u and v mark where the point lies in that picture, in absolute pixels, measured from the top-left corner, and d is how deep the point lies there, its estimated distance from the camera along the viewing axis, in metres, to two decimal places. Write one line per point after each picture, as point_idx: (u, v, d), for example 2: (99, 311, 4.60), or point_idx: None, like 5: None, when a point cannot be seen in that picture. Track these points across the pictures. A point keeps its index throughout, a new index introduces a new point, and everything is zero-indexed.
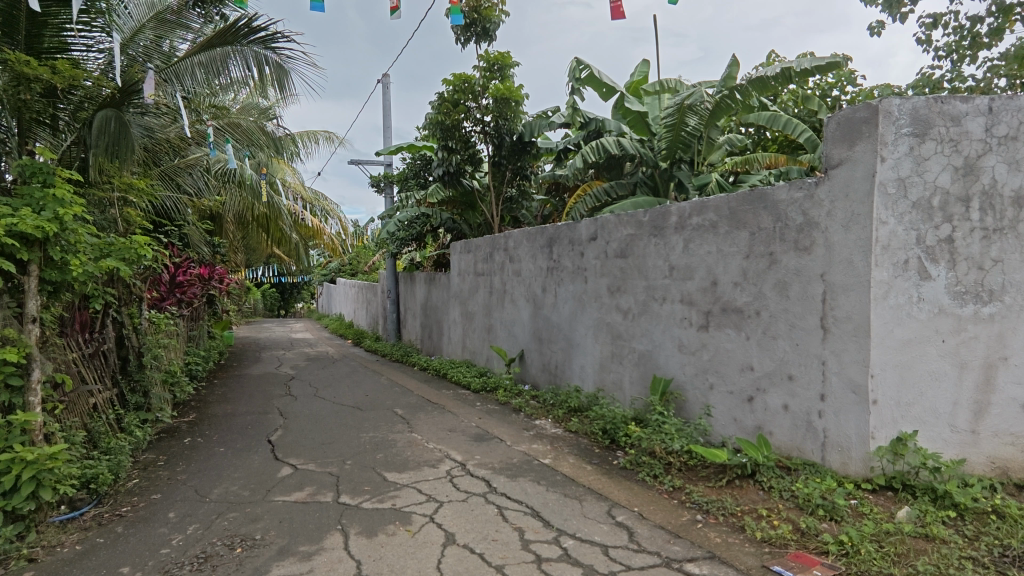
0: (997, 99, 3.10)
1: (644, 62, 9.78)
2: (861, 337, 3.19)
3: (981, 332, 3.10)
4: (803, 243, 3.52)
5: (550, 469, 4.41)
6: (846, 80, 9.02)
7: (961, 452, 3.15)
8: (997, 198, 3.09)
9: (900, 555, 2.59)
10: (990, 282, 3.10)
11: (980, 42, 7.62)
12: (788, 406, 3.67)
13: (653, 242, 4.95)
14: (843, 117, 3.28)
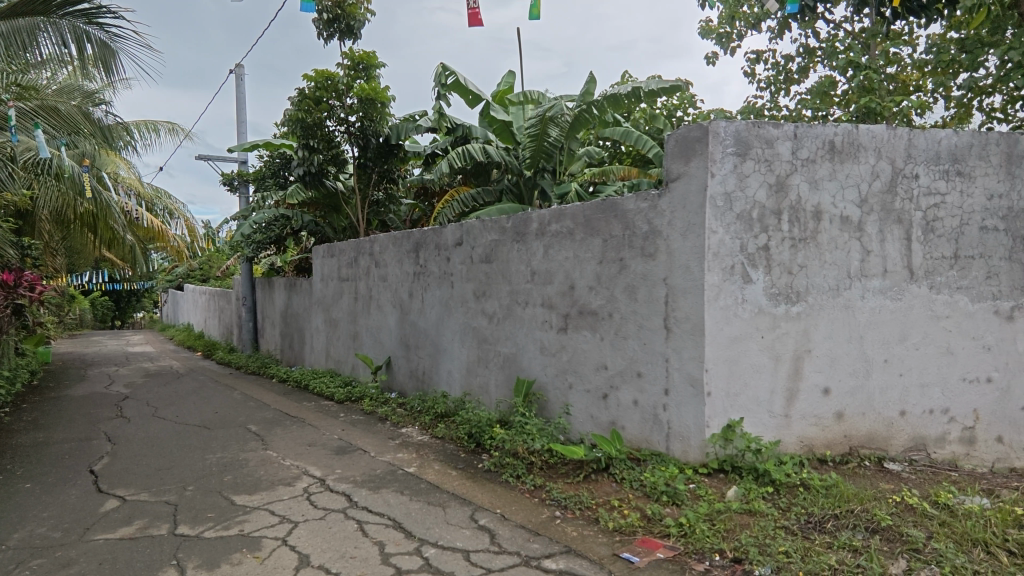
0: (801, 126, 3.54)
1: (509, 73, 10.05)
2: (696, 335, 3.52)
3: (791, 329, 3.53)
4: (649, 249, 3.83)
5: (414, 478, 4.33)
6: (688, 103, 9.97)
7: (778, 434, 3.56)
8: (801, 212, 3.54)
9: (728, 531, 2.87)
10: (797, 285, 3.54)
11: (792, 77, 8.83)
12: (637, 401, 3.95)
13: (515, 248, 5.08)
14: (680, 135, 3.62)
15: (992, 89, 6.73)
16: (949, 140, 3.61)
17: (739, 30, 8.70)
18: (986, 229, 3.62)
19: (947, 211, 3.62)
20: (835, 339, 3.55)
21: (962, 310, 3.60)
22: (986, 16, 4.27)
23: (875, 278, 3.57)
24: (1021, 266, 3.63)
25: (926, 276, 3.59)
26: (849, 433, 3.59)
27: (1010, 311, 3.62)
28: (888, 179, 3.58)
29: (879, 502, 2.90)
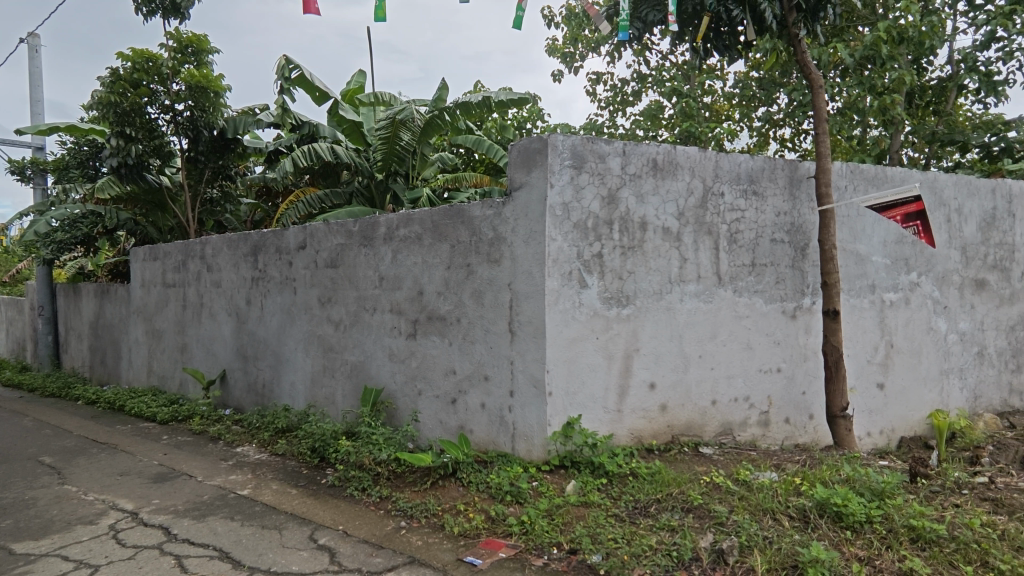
0: (629, 144, 3.86)
1: (360, 73, 9.74)
2: (538, 338, 3.68)
3: (622, 330, 3.83)
4: (494, 255, 3.94)
5: (247, 501, 3.98)
6: (537, 116, 10.42)
7: (611, 428, 3.82)
8: (629, 223, 3.85)
9: (565, 524, 3.02)
10: (627, 289, 3.84)
11: (628, 100, 9.63)
12: (484, 405, 4.02)
13: (362, 252, 4.92)
14: (522, 146, 3.78)
15: (782, 122, 7.91)
16: (747, 164, 4.16)
17: (581, 51, 9.29)
18: (776, 241, 4.23)
19: (747, 225, 4.17)
20: (659, 338, 3.92)
21: (759, 310, 4.17)
22: (775, 60, 5.00)
23: (690, 282, 3.99)
24: (801, 273, 4.29)
25: (730, 281, 4.10)
26: (671, 422, 3.97)
27: (793, 310, 4.27)
28: (700, 196, 4.03)
29: (693, 484, 3.23)
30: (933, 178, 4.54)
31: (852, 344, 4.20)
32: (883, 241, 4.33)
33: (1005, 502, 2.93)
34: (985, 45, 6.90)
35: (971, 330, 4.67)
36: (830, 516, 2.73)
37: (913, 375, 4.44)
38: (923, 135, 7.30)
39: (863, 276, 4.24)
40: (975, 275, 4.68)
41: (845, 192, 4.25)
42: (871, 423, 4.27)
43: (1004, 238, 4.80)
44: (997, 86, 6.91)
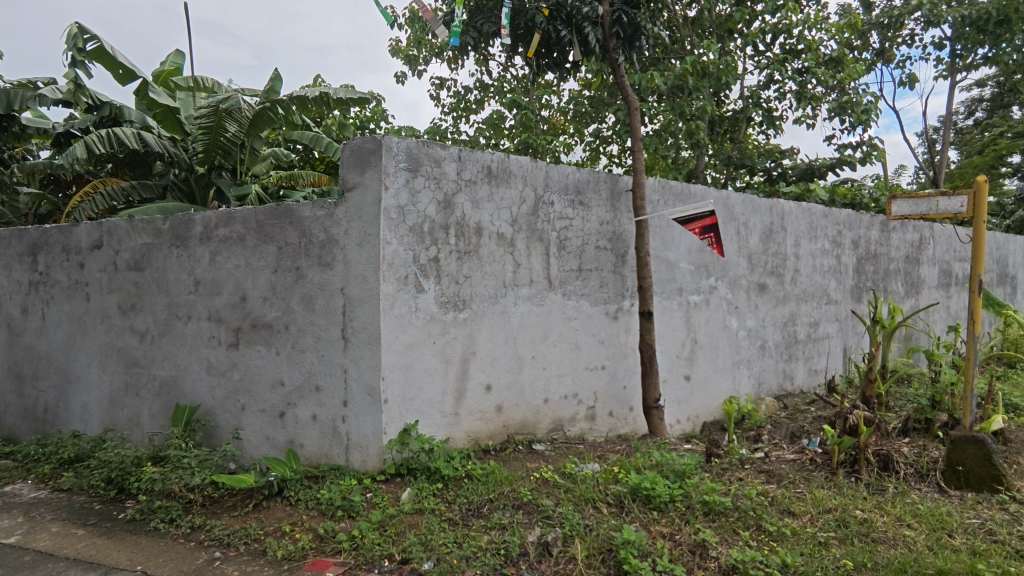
0: (464, 150, 3.91)
1: (177, 53, 8.71)
2: (373, 345, 3.56)
3: (458, 334, 3.85)
4: (326, 258, 3.74)
5: (15, 550, 3.32)
6: (380, 117, 10.13)
7: (448, 432, 3.83)
8: (465, 228, 3.90)
9: (398, 534, 2.96)
10: (463, 294, 3.88)
11: (471, 107, 9.79)
12: (315, 417, 3.79)
13: (174, 253, 4.38)
14: (355, 145, 3.65)
15: (610, 139, 8.59)
16: (574, 175, 4.43)
17: (424, 55, 9.25)
18: (600, 248, 4.56)
19: (574, 232, 4.44)
20: (494, 341, 4.01)
21: (585, 312, 4.47)
22: (599, 81, 5.41)
23: (523, 286, 4.15)
24: (621, 278, 4.67)
25: (560, 285, 4.34)
26: (506, 422, 4.09)
27: (615, 312, 4.64)
28: (532, 204, 4.22)
29: (523, 481, 3.35)
30: (726, 196, 5.23)
31: (663, 342, 4.70)
32: (688, 249, 4.89)
33: (776, 473, 3.46)
34: (766, 86, 8.15)
35: (755, 326, 5.46)
36: (640, 499, 3.01)
37: (712, 366, 5.07)
38: (721, 158, 8.42)
39: (672, 280, 4.76)
40: (758, 280, 5.48)
41: (657, 206, 4.73)
42: (679, 411, 4.80)
43: (779, 249, 5.69)
44: (775, 121, 8.21)
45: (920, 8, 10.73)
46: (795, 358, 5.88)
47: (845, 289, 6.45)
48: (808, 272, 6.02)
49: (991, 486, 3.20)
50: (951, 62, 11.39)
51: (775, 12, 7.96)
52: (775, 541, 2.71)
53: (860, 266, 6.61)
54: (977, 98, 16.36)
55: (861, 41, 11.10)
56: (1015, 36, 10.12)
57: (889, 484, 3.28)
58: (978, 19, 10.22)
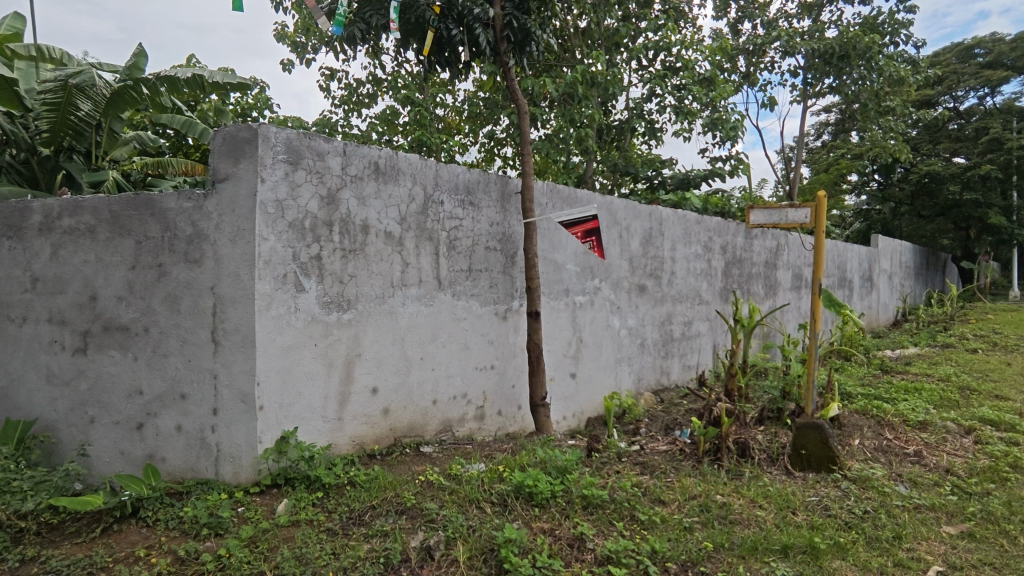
0: (350, 144, 3.76)
1: (16, 17, 7.62)
2: (247, 348, 3.32)
3: (342, 335, 3.70)
4: (193, 255, 3.44)
5: None
6: (264, 105, 9.48)
7: (330, 438, 3.67)
8: (350, 225, 3.75)
9: (270, 549, 2.77)
10: (348, 294, 3.73)
11: (363, 101, 9.46)
12: (180, 427, 3.47)
13: (5, 246, 3.81)
14: (228, 133, 3.39)
15: (504, 141, 8.68)
16: (464, 176, 4.42)
17: (313, 43, 8.81)
18: (489, 249, 4.58)
19: (464, 232, 4.43)
20: (381, 343, 3.90)
21: (474, 312, 4.47)
22: (491, 83, 5.46)
23: (412, 286, 4.07)
24: (510, 279, 4.73)
25: (449, 285, 4.31)
26: (393, 425, 4.00)
27: (504, 312, 4.69)
28: (421, 203, 4.15)
29: (408, 485, 3.28)
30: (610, 202, 5.48)
31: (550, 341, 4.82)
32: (574, 252, 5.07)
33: (650, 464, 3.67)
34: (649, 99, 8.66)
35: (636, 325, 5.77)
36: (523, 496, 3.07)
37: (596, 364, 5.29)
38: (607, 165, 8.82)
39: (559, 281, 4.90)
40: (638, 281, 5.80)
41: (545, 209, 4.85)
42: (565, 408, 4.95)
43: (658, 253, 6.06)
44: (656, 133, 8.75)
45: (778, 39, 11.96)
46: (671, 355, 6.29)
47: (714, 290, 7.00)
48: (682, 275, 6.47)
49: (828, 467, 3.62)
50: (803, 89, 12.79)
51: (656, 30, 8.47)
52: (646, 530, 2.88)
53: (727, 269, 7.21)
54: (825, 122, 18.54)
55: (730, 65, 12.16)
56: (854, 70, 11.56)
57: (746, 469, 3.60)
58: (825, 52, 11.56)
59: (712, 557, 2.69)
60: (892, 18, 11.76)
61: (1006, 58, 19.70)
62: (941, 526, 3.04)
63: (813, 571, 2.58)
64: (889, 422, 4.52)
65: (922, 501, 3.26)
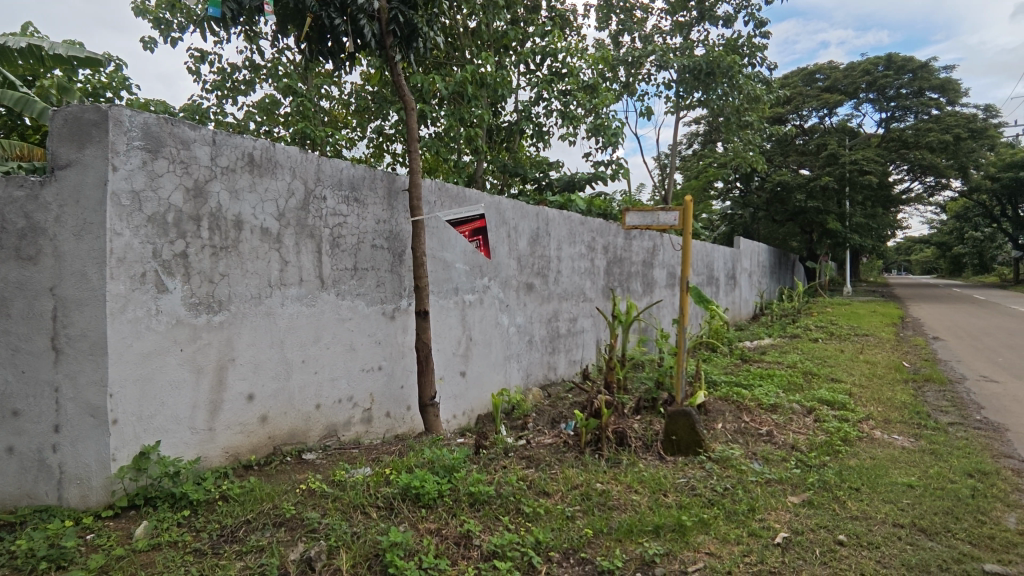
0: (219, 133, 3.49)
1: None
2: (96, 355, 2.97)
3: (213, 338, 3.42)
4: (27, 251, 3.02)
5: None
6: (120, 85, 8.49)
7: (198, 450, 3.38)
8: (220, 220, 3.48)
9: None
10: (218, 294, 3.46)
11: (238, 87, 8.79)
12: (12, 449, 3.04)
13: None
14: (71, 114, 3.02)
15: (393, 137, 8.48)
16: (348, 171, 4.26)
17: (178, 20, 8.04)
18: (376, 247, 4.45)
19: (349, 230, 4.26)
20: (258, 346, 3.65)
21: (360, 313, 4.32)
22: (378, 77, 5.32)
23: (292, 286, 3.85)
24: (399, 277, 4.62)
25: (333, 285, 4.13)
26: (272, 433, 3.77)
27: (392, 312, 4.57)
28: (302, 198, 3.94)
29: (287, 495, 3.11)
30: (498, 202, 5.55)
31: (439, 340, 4.80)
32: (463, 251, 5.07)
33: (535, 457, 3.78)
34: (536, 102, 8.88)
35: (524, 323, 5.90)
36: (410, 498, 3.04)
37: (486, 362, 5.34)
38: (497, 165, 8.93)
39: (448, 280, 4.89)
40: (526, 280, 5.93)
41: (433, 207, 4.81)
42: (455, 407, 4.95)
43: (544, 252, 6.24)
44: (544, 135, 9.00)
45: (654, 53, 12.79)
46: (557, 350, 6.50)
47: (597, 288, 7.34)
48: (568, 273, 6.71)
49: (696, 450, 3.93)
50: (676, 101, 13.78)
51: (543, 36, 8.70)
52: (531, 522, 2.96)
53: (609, 268, 7.60)
54: (695, 133, 20.12)
55: (612, 74, 12.82)
56: (718, 86, 12.65)
57: (624, 457, 3.81)
58: (695, 69, 12.53)
59: (592, 542, 2.82)
60: (750, 41, 13.00)
61: (840, 84, 22.56)
62: (787, 496, 3.42)
63: (681, 547, 2.80)
64: (746, 406, 5.01)
65: (772, 475, 3.66)
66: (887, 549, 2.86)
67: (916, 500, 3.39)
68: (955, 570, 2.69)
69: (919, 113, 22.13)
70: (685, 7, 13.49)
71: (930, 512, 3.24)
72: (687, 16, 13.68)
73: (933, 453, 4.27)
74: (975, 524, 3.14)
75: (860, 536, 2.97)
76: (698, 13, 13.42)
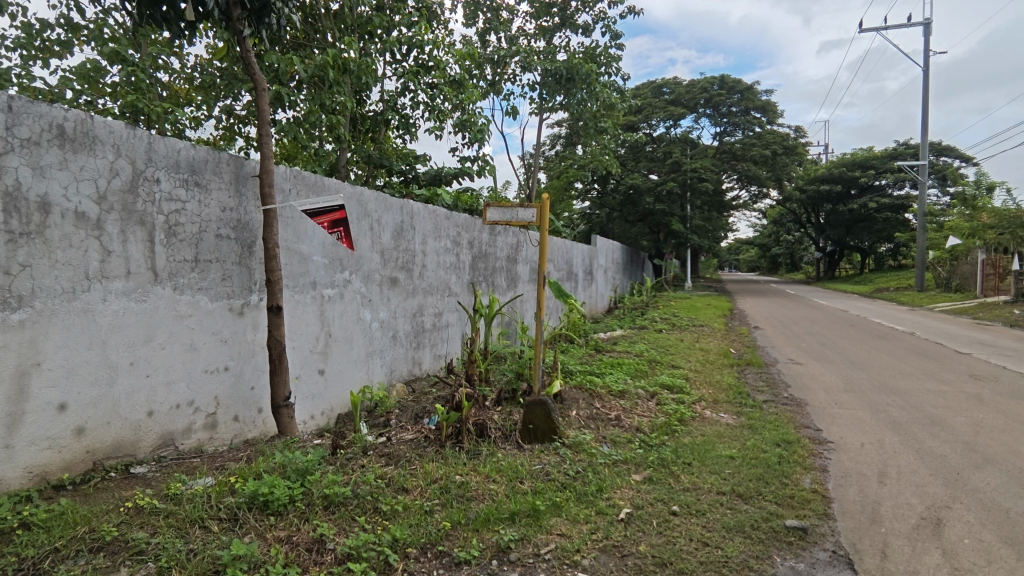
0: (18, 99, 2.97)
1: None
2: None
3: (10, 340, 2.91)
4: None
5: None
6: None
7: None
8: (20, 201, 2.98)
9: None
10: (17, 287, 2.95)
11: (51, 48, 7.54)
12: None
13: None
14: None
15: (246, 120, 7.79)
16: (187, 152, 3.83)
17: None
18: (221, 237, 4.04)
19: (187, 217, 3.83)
20: (72, 347, 3.17)
21: (202, 309, 3.90)
22: (225, 52, 4.84)
23: (115, 279, 3.39)
24: (248, 270, 4.22)
25: (168, 278, 3.69)
26: (91, 447, 3.31)
27: (240, 307, 4.17)
28: (127, 179, 3.48)
29: (108, 516, 2.74)
30: (359, 193, 5.34)
31: (294, 337, 4.52)
32: (320, 243, 4.82)
33: (395, 454, 3.73)
34: (402, 93, 8.69)
35: (387, 318, 5.77)
36: (257, 506, 2.87)
37: (346, 358, 5.12)
38: (361, 156, 8.62)
39: (304, 274, 4.63)
40: (389, 274, 5.79)
41: (288, 196, 4.51)
42: (312, 407, 4.70)
43: (408, 245, 6.14)
44: (410, 128, 8.85)
45: (518, 54, 13.13)
46: (422, 345, 6.44)
47: (462, 282, 7.39)
48: (433, 268, 6.68)
49: (551, 437, 4.11)
50: (540, 103, 14.28)
51: (409, 26, 8.54)
52: (388, 520, 2.91)
53: (474, 263, 7.68)
54: (557, 135, 21.03)
55: (478, 71, 12.97)
56: (578, 92, 13.33)
57: (483, 448, 3.89)
58: (556, 73, 13.13)
59: (450, 535, 2.84)
60: (606, 52, 13.82)
61: (683, 99, 24.88)
62: (631, 474, 3.71)
63: (534, 531, 2.92)
64: (598, 393, 5.36)
65: (618, 457, 3.95)
66: (711, 514, 3.22)
67: (735, 469, 3.85)
68: (763, 527, 3.11)
69: (746, 129, 25.11)
70: (548, 13, 14.00)
71: (746, 479, 3.71)
72: (549, 21, 14.20)
73: (750, 427, 4.89)
74: (780, 486, 3.65)
75: (689, 505, 3.31)
76: (560, 20, 14.00)
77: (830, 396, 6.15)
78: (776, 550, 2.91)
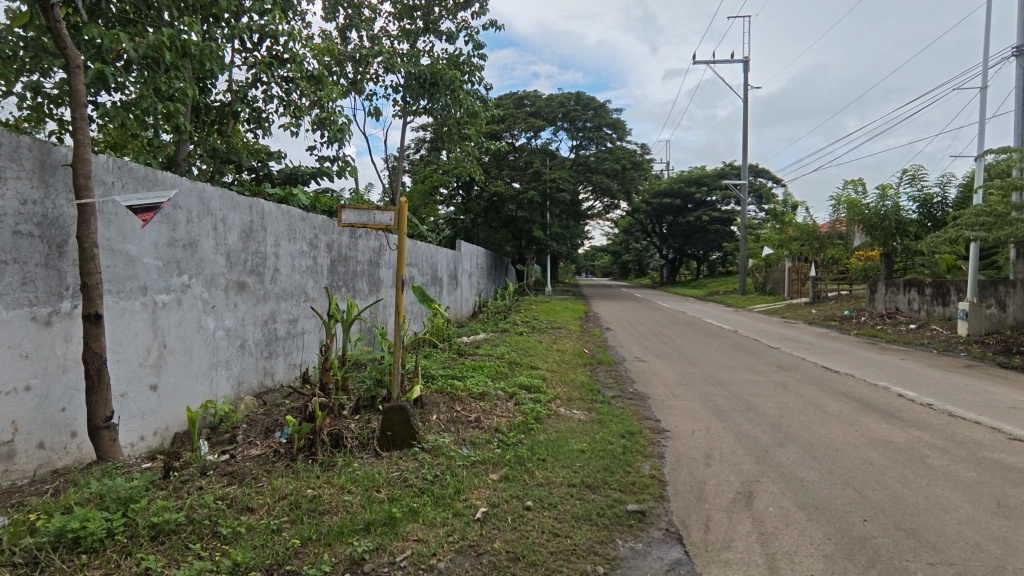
0: None
1: None
2: None
3: None
4: None
5: None
6: None
7: None
8: None
9: None
10: None
11: None
12: None
13: None
14: None
15: (59, 100, 6.75)
16: None
17: None
18: (19, 234, 3.45)
19: None
20: None
21: None
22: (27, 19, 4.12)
23: None
24: (57, 273, 3.64)
25: None
26: None
27: (47, 316, 3.58)
28: None
29: None
30: (199, 189, 4.87)
31: (118, 350, 3.99)
32: (151, 243, 4.31)
33: (239, 473, 3.46)
34: (252, 84, 8.08)
35: (233, 326, 5.32)
36: (65, 545, 2.52)
37: (184, 371, 4.62)
38: (205, 149, 7.89)
39: (131, 278, 4.12)
40: (237, 278, 5.36)
41: (110, 189, 3.98)
42: (142, 426, 4.18)
43: (259, 248, 5.72)
44: (262, 122, 8.24)
45: (380, 55, 12.85)
46: (274, 354, 6.03)
47: (319, 287, 7.04)
48: (287, 272, 6.28)
49: (410, 443, 4.06)
50: (403, 105, 14.08)
51: (261, 13, 7.98)
52: (228, 543, 2.69)
53: (333, 267, 7.36)
54: (421, 139, 20.93)
55: (339, 68, 12.50)
56: (442, 97, 13.38)
57: (338, 459, 3.74)
58: (420, 77, 13.12)
59: (299, 553, 2.69)
60: (470, 60, 14.02)
61: (543, 112, 25.99)
62: (488, 474, 3.79)
63: (390, 539, 2.87)
64: (458, 396, 5.40)
65: (476, 458, 4.02)
66: (562, 506, 3.39)
67: (585, 462, 4.09)
68: (608, 514, 3.34)
69: (599, 144, 26.86)
70: (411, 16, 13.88)
71: (595, 470, 3.96)
72: (412, 24, 14.08)
73: (600, 422, 5.24)
74: (623, 474, 3.95)
75: (542, 499, 3.45)
76: (423, 24, 13.95)
77: (669, 389, 6.78)
78: (619, 534, 3.15)
